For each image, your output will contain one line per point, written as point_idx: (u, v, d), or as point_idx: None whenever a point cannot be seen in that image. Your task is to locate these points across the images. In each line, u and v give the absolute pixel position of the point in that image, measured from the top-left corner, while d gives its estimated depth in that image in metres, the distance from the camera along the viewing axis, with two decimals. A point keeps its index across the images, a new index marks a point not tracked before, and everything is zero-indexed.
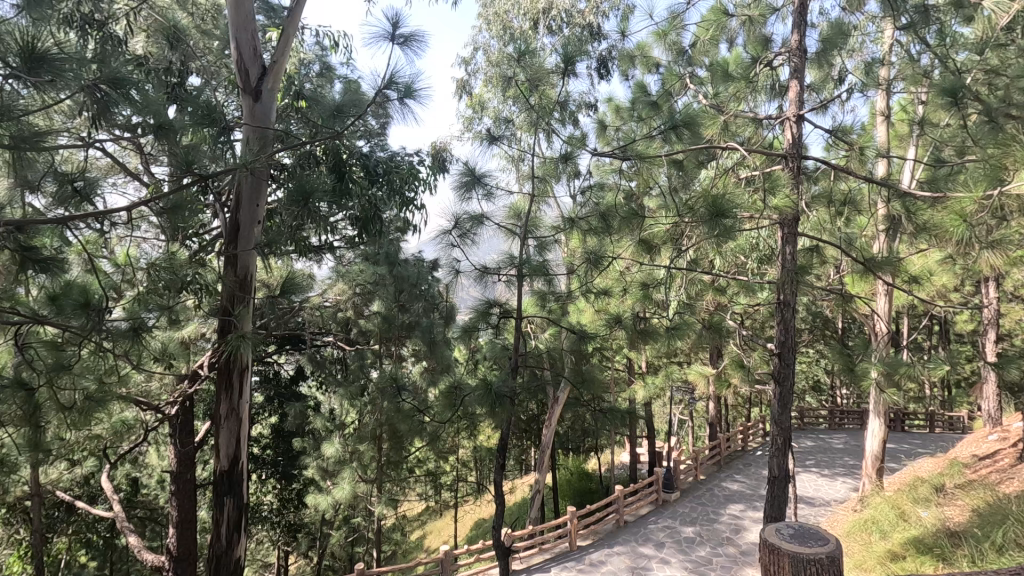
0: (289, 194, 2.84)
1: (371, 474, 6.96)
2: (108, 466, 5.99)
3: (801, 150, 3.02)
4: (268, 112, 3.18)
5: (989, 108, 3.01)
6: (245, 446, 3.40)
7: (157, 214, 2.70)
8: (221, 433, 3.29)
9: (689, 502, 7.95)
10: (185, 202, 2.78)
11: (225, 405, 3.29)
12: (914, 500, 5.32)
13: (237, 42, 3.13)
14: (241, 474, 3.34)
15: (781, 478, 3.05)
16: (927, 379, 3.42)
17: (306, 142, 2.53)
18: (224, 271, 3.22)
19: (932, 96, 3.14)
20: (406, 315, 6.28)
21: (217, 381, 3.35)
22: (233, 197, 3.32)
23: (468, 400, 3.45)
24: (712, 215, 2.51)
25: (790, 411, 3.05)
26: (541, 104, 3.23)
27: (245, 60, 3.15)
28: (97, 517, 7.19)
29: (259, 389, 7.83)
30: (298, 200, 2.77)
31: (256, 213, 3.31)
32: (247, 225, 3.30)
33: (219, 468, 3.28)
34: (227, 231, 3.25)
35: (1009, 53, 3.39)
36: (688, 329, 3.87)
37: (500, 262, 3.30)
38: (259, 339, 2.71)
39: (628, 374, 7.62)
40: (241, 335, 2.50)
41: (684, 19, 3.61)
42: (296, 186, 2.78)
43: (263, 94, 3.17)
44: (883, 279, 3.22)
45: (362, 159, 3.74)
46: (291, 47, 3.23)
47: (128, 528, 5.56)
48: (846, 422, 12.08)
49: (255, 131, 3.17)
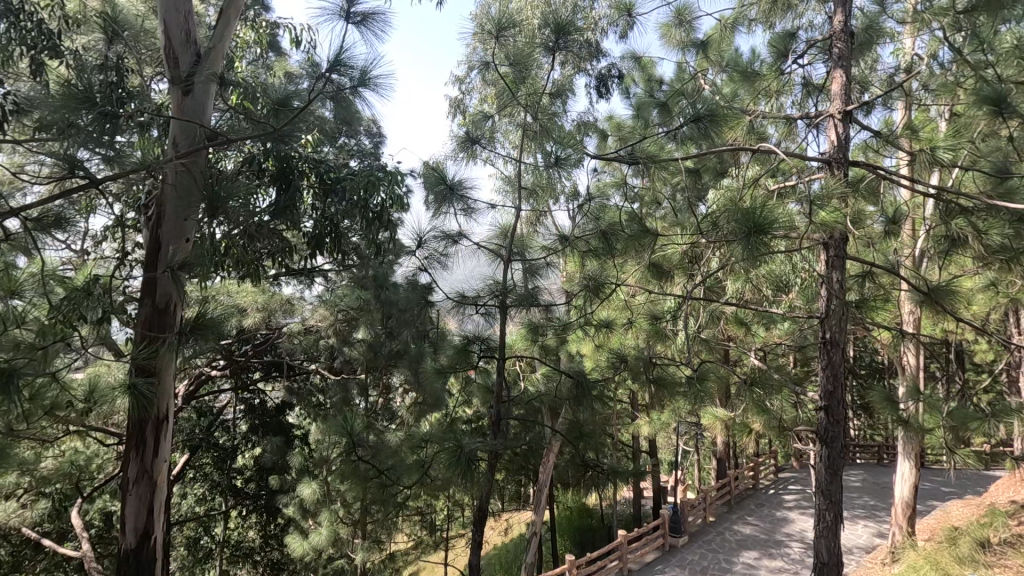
0: (205, 208, 2.22)
1: (353, 517, 6.31)
2: (79, 498, 4.88)
3: (847, 153, 2.60)
4: (201, 103, 2.79)
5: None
6: (160, 516, 2.89)
7: (34, 234, 2.17)
8: (129, 502, 2.80)
9: (699, 549, 7.25)
10: (75, 218, 2.30)
11: (135, 467, 2.79)
12: (958, 560, 4.67)
13: (165, 24, 2.76)
14: (152, 552, 2.83)
15: (832, 565, 2.52)
16: (1001, 435, 2.80)
17: (217, 137, 2.13)
18: (140, 300, 2.78)
19: (970, 104, 2.58)
20: (394, 343, 5.08)
21: (128, 438, 2.84)
22: (155, 211, 2.84)
23: (440, 456, 2.89)
24: (748, 232, 1.98)
25: (841, 478, 2.52)
26: (524, 104, 2.78)
27: (175, 47, 2.78)
28: (64, 559, 5.71)
29: (242, 420, 7.19)
30: (211, 212, 2.13)
31: (181, 229, 2.82)
32: (169, 241, 2.81)
33: (125, 546, 2.76)
34: (142, 252, 2.77)
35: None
36: (713, 369, 3.28)
37: (481, 290, 2.90)
38: (154, 394, 2.04)
39: (632, 409, 7.00)
40: (126, 383, 1.99)
41: (695, 11, 3.25)
42: (210, 193, 2.15)
43: (194, 85, 2.77)
44: (947, 311, 2.69)
45: (314, 163, 3.41)
46: (231, 33, 2.90)
47: (97, 570, 4.32)
48: (859, 456, 11.40)
49: (183, 127, 2.77)
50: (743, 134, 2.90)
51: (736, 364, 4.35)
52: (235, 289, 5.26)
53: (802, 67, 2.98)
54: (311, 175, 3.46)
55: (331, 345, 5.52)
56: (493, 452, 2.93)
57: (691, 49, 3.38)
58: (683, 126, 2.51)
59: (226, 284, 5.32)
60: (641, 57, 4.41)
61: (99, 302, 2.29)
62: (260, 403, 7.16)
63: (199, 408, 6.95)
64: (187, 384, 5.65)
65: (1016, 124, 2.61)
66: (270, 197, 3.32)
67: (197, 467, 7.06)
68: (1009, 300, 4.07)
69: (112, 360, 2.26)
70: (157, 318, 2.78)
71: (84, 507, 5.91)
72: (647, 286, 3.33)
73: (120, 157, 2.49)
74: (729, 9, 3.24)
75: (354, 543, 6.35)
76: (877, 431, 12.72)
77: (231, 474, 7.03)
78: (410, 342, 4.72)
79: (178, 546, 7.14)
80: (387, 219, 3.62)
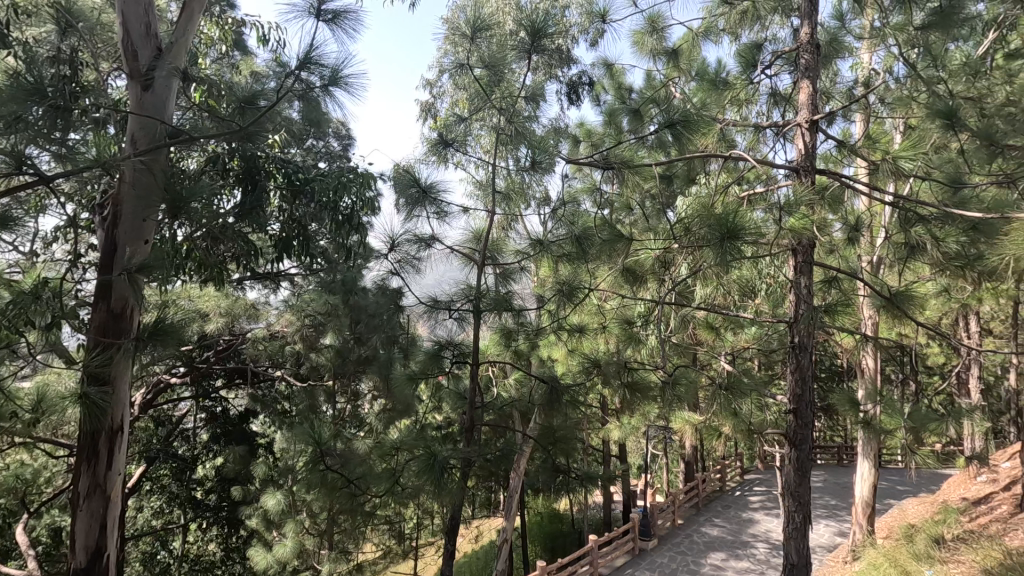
0: (166, 208, 2.12)
1: (319, 528, 6.14)
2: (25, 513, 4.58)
3: (814, 162, 2.67)
4: (162, 99, 2.68)
5: (989, 129, 2.63)
6: (114, 532, 2.74)
7: None
8: (79, 518, 2.64)
9: (668, 552, 7.33)
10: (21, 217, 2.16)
11: (86, 481, 2.65)
12: (915, 557, 4.83)
13: (123, 16, 2.65)
14: (105, 570, 2.68)
15: (801, 566, 2.58)
16: (955, 434, 2.92)
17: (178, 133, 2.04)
18: (93, 304, 2.64)
19: (923, 118, 2.69)
20: (364, 348, 5.00)
21: (79, 450, 2.69)
22: (111, 211, 2.71)
23: (411, 465, 2.82)
24: (721, 238, 2.00)
25: (809, 480, 2.58)
26: (497, 107, 2.77)
27: (134, 40, 2.68)
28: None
29: (203, 429, 6.93)
30: (171, 213, 2.04)
31: (140, 230, 2.70)
32: (126, 243, 2.68)
33: (76, 565, 2.62)
34: (98, 254, 2.64)
35: (991, 81, 3.14)
36: (684, 374, 3.32)
37: (454, 295, 2.87)
38: (106, 404, 1.92)
39: (602, 414, 7.05)
40: (76, 392, 1.88)
41: (666, 20, 3.31)
42: (171, 191, 2.06)
43: (154, 79, 2.66)
44: (907, 316, 2.79)
45: (282, 163, 3.33)
46: (194, 27, 2.81)
47: None
48: (821, 457, 11.73)
49: (143, 124, 2.66)
50: (713, 141, 2.97)
51: (704, 369, 4.43)
52: (197, 293, 5.07)
53: (768, 78, 3.07)
54: (278, 175, 3.38)
55: (297, 351, 5.38)
56: (465, 460, 2.89)
57: (662, 57, 3.44)
58: (656, 131, 2.53)
59: (187, 289, 5.13)
60: (612, 64, 4.46)
61: (48, 306, 2.16)
62: (222, 411, 6.92)
63: (157, 417, 6.67)
64: (144, 392, 5.41)
65: (966, 137, 2.73)
66: (235, 198, 3.23)
67: (155, 479, 6.76)
68: (960, 305, 4.25)
69: (62, 367, 2.14)
70: (113, 323, 2.65)
71: (30, 524, 5.58)
72: (620, 291, 3.33)
73: (71, 154, 2.35)
74: (698, 20, 3.31)
75: (321, 554, 6.18)
76: (837, 433, 13.15)
77: (191, 485, 6.75)
78: (380, 348, 4.64)
79: (132, 563, 6.81)
80: (357, 221, 3.55)
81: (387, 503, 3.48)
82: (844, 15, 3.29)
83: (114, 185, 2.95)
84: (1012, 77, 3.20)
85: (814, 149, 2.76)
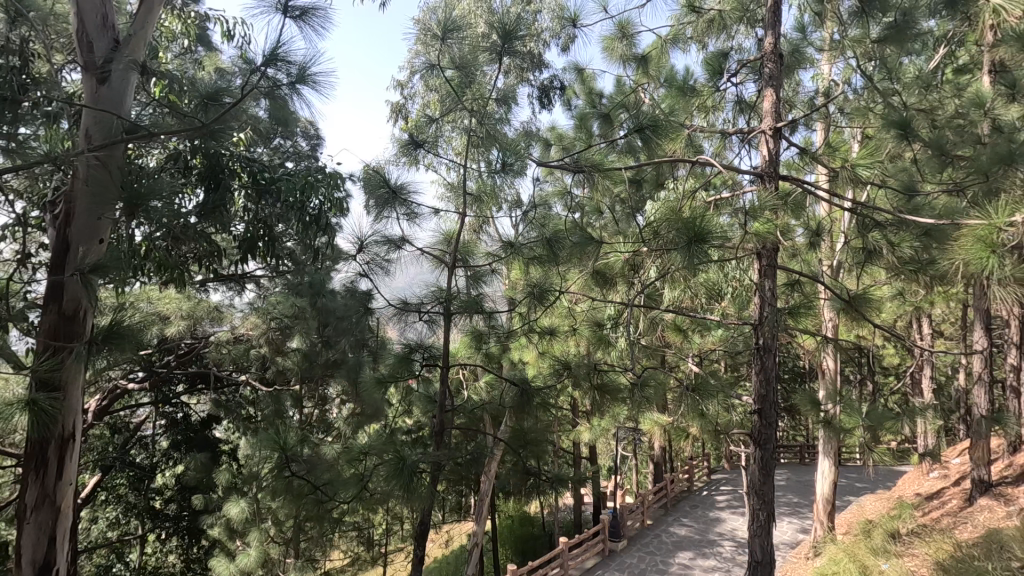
0: (123, 205, 2.04)
1: (285, 536, 6.00)
2: None
3: (777, 168, 2.75)
4: (119, 93, 2.59)
5: (940, 139, 2.75)
6: (64, 545, 2.62)
7: None
8: (26, 531, 2.51)
9: (637, 552, 7.41)
10: None
11: (34, 492, 2.52)
12: (873, 551, 5.00)
13: (78, 6, 2.55)
14: None
15: (765, 564, 2.63)
16: (910, 432, 3.03)
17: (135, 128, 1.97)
18: (43, 306, 2.52)
19: (880, 128, 2.79)
20: (332, 352, 4.90)
21: (26, 460, 2.56)
22: (63, 208, 2.59)
23: (379, 470, 2.77)
24: (689, 242, 2.04)
25: (772, 478, 2.64)
26: (468, 108, 2.76)
27: (90, 32, 2.58)
28: None
29: (162, 436, 6.68)
30: (129, 210, 1.96)
31: (95, 229, 2.59)
32: (80, 242, 2.57)
33: None
34: (48, 254, 2.52)
35: (943, 93, 3.28)
36: (653, 376, 3.36)
37: (424, 297, 2.85)
38: (55, 411, 1.83)
39: (573, 416, 7.09)
40: (23, 399, 1.79)
41: (636, 27, 3.36)
42: (128, 188, 1.98)
43: (111, 73, 2.57)
44: (865, 318, 2.88)
45: (247, 162, 3.24)
46: (154, 20, 2.72)
47: None
48: (784, 457, 12.04)
49: (99, 118, 2.56)
50: (681, 146, 3.03)
51: (672, 370, 4.50)
52: (156, 295, 4.90)
53: (733, 86, 3.15)
54: (243, 175, 3.30)
55: (263, 355, 5.24)
56: (435, 465, 2.86)
57: (631, 63, 3.49)
58: (626, 135, 2.56)
59: (146, 291, 4.94)
60: (583, 69, 4.50)
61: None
62: (183, 418, 6.69)
63: (113, 424, 6.41)
64: (99, 399, 5.19)
65: (919, 147, 2.85)
66: (197, 197, 3.13)
67: (111, 488, 6.49)
68: (914, 308, 4.42)
69: (9, 373, 2.03)
70: (64, 326, 2.53)
71: None
72: (589, 294, 3.35)
73: (19, 147, 2.25)
74: (666, 28, 3.37)
75: (286, 563, 6.03)
76: (799, 432, 13.53)
77: (149, 495, 6.50)
78: (349, 351, 4.56)
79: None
80: (324, 222, 3.49)
81: (355, 509, 3.42)
82: (806, 27, 3.39)
83: (67, 181, 2.83)
84: (960, 91, 3.36)
85: (778, 155, 2.84)
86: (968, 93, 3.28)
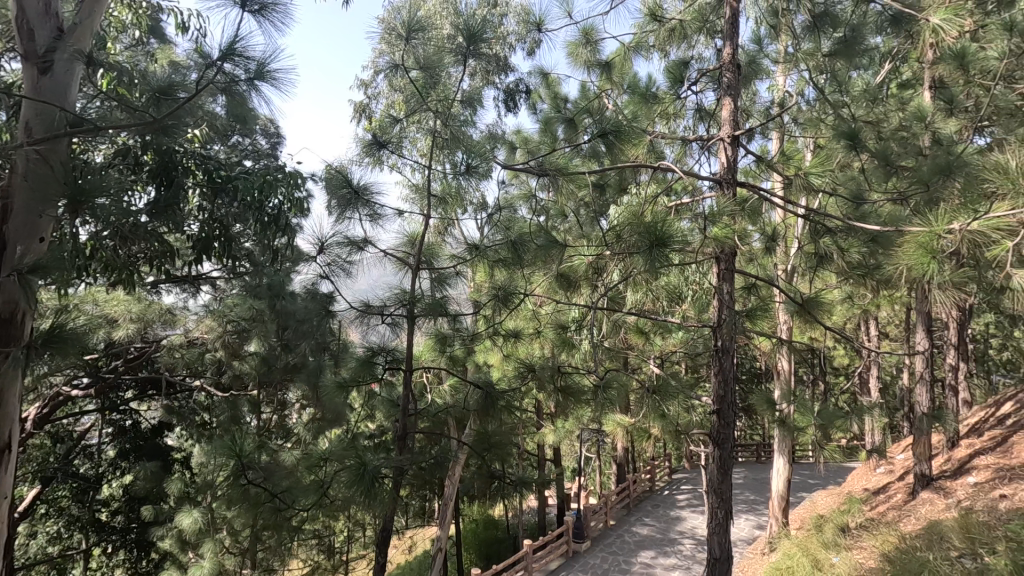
0: (66, 201, 1.93)
1: (241, 546, 5.80)
2: None
3: (735, 175, 2.83)
4: (63, 85, 2.46)
5: (885, 151, 2.89)
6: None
7: None
8: None
9: (601, 552, 7.49)
10: None
11: None
12: (824, 545, 5.20)
13: None
14: None
15: (723, 560, 2.70)
16: (858, 430, 3.17)
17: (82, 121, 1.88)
18: None
19: (830, 138, 2.91)
20: (292, 355, 4.78)
21: None
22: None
23: (340, 476, 2.72)
24: (650, 246, 2.08)
25: (730, 477, 2.71)
26: (433, 110, 2.74)
27: (31, 20, 2.45)
28: None
29: (109, 445, 6.36)
30: (74, 207, 1.86)
31: (35, 226, 2.44)
32: (17, 240, 2.42)
33: None
34: None
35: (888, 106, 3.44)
36: (616, 377, 3.41)
37: (387, 299, 2.81)
38: None
39: (537, 418, 7.11)
40: None
41: (599, 34, 3.42)
42: (73, 183, 1.88)
43: (54, 63, 2.44)
44: (817, 321, 3.00)
45: (202, 159, 3.13)
46: (102, 9, 2.61)
47: None
48: (742, 455, 12.39)
49: (40, 110, 2.43)
50: (643, 152, 3.08)
51: (634, 372, 4.57)
52: (103, 297, 4.67)
53: (693, 95, 3.24)
54: (197, 172, 3.18)
55: (218, 359, 5.07)
56: (397, 469, 2.83)
57: (595, 69, 3.54)
58: (590, 140, 2.60)
59: (91, 292, 4.71)
60: (548, 74, 4.53)
61: None
62: (132, 425, 6.39)
63: (55, 433, 6.05)
64: (40, 407, 4.88)
65: (866, 157, 2.99)
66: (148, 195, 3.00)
67: (52, 501, 6.14)
68: (862, 311, 4.63)
69: None
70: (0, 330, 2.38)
71: None
72: (554, 297, 3.37)
73: None
74: (629, 36, 3.43)
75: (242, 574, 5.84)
76: (756, 431, 13.95)
77: (94, 507, 6.17)
78: (309, 355, 4.46)
79: None
80: (284, 223, 3.40)
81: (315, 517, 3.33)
82: (762, 39, 3.51)
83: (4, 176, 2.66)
84: (903, 105, 3.53)
85: (735, 163, 2.93)
86: (910, 106, 3.45)
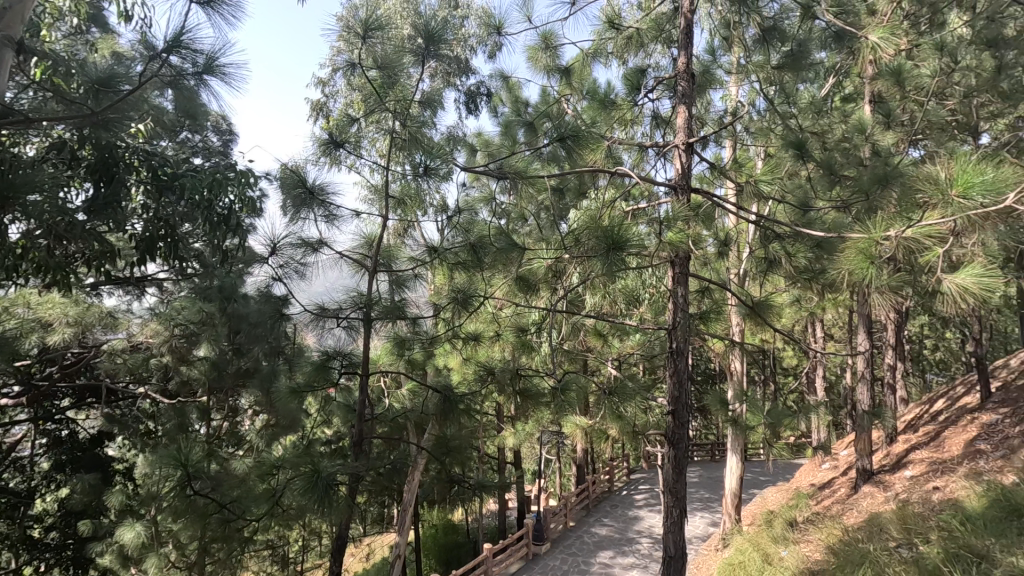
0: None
1: (187, 560, 5.55)
2: None
3: (689, 181, 2.91)
4: None
5: (829, 160, 3.02)
6: None
7: None
8: None
9: (561, 554, 7.53)
10: None
11: None
12: (774, 540, 5.39)
13: None
14: None
15: (677, 558, 2.75)
16: (804, 428, 3.29)
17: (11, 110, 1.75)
18: None
19: (779, 147, 3.03)
20: (243, 360, 4.61)
21: None
22: None
23: (293, 484, 2.63)
24: (607, 249, 2.11)
25: (685, 476, 2.78)
26: (391, 110, 2.70)
27: None
28: None
29: (43, 457, 5.94)
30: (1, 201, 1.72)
31: None
32: None
33: None
34: None
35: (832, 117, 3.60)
36: (574, 379, 3.44)
37: (343, 302, 2.75)
38: None
39: (497, 421, 7.10)
40: None
41: (559, 39, 3.46)
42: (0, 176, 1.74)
43: None
44: (767, 323, 3.10)
45: (145, 155, 2.98)
46: None
47: None
48: (697, 454, 12.71)
49: None
50: (601, 157, 3.13)
51: (593, 374, 4.62)
52: (36, 299, 4.37)
53: (649, 102, 3.33)
54: (141, 168, 3.02)
55: (164, 365, 4.83)
56: (353, 476, 2.76)
57: (555, 74, 3.57)
58: (549, 144, 2.61)
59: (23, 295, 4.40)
60: (509, 77, 4.54)
61: None
62: (68, 435, 6.01)
63: None
64: None
65: (812, 166, 3.12)
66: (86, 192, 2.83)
67: None
68: (808, 313, 4.83)
69: None
70: None
71: None
72: (514, 300, 3.37)
73: None
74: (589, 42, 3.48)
75: None
76: (711, 430, 14.34)
77: (25, 524, 5.75)
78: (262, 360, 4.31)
79: None
80: (235, 223, 3.27)
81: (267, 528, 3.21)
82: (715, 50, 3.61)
83: None
84: (845, 117, 3.71)
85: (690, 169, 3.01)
86: (852, 118, 3.63)
